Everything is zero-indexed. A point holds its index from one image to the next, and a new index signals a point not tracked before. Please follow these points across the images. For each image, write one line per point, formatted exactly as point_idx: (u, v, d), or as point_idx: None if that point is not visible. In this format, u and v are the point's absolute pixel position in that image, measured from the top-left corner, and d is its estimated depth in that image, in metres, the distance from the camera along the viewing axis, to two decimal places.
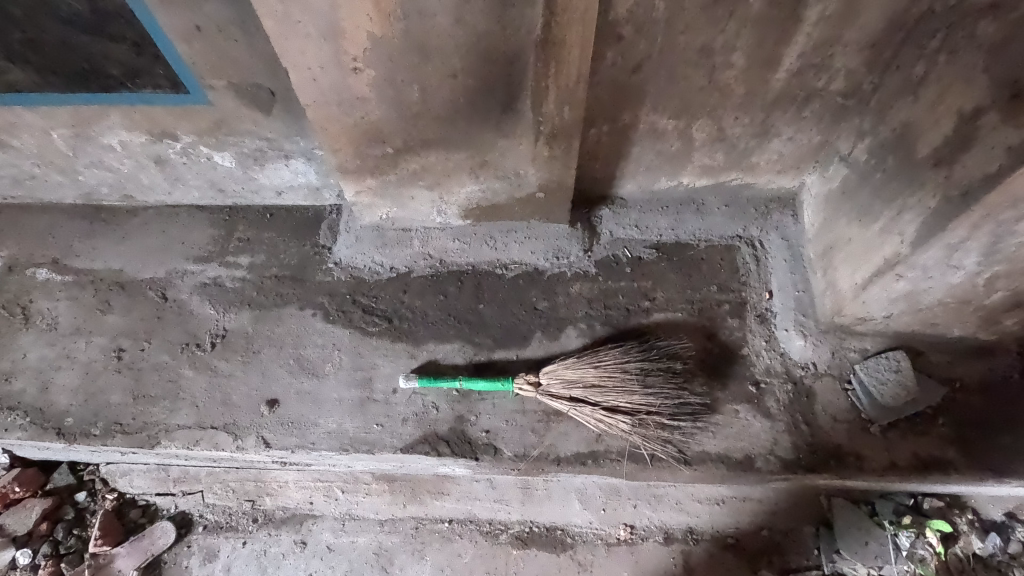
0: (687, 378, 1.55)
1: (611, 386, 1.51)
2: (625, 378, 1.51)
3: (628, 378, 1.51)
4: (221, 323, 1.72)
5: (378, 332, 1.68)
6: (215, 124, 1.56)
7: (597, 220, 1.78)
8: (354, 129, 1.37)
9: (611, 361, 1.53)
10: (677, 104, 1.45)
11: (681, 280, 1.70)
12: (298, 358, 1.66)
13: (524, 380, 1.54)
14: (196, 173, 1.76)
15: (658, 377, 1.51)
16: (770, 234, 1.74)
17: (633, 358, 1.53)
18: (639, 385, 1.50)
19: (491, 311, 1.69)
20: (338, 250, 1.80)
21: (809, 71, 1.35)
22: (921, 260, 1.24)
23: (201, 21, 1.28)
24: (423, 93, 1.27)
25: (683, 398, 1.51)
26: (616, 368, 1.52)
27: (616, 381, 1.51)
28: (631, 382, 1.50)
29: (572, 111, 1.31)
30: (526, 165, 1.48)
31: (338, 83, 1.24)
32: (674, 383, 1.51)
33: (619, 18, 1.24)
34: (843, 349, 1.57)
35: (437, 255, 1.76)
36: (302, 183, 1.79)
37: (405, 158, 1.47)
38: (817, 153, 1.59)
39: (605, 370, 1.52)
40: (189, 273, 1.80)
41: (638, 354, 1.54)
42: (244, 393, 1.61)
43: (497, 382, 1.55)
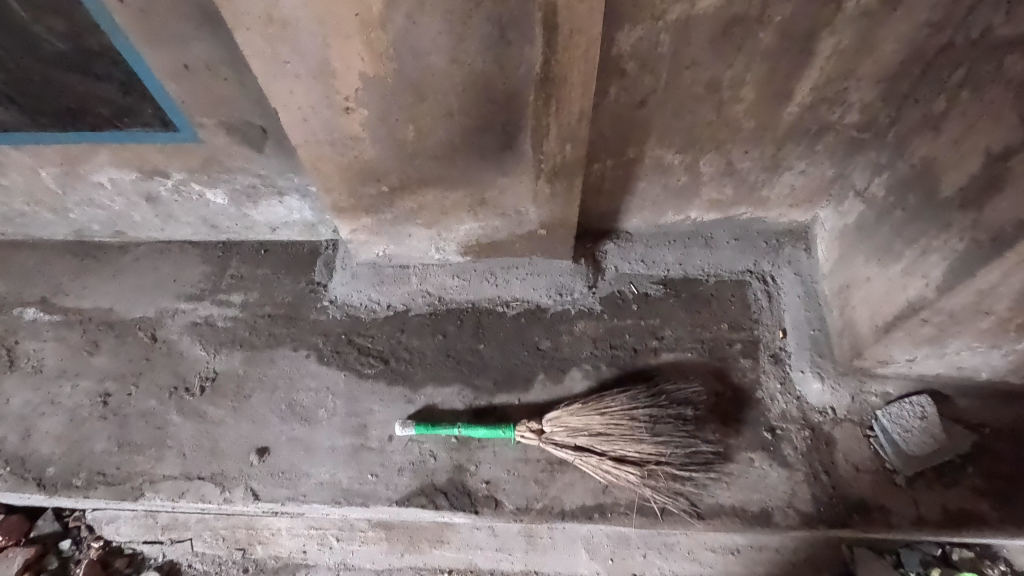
0: (698, 425, 1.47)
1: (618, 434, 1.43)
2: (633, 426, 1.43)
3: (636, 426, 1.43)
4: (211, 365, 1.66)
5: (374, 375, 1.61)
6: (207, 161, 1.51)
7: (601, 255, 1.72)
8: (348, 168, 1.32)
9: (618, 407, 1.45)
10: (684, 138, 1.39)
11: (690, 318, 1.63)
12: (290, 403, 1.59)
13: (527, 427, 1.47)
14: (189, 210, 1.71)
15: (668, 424, 1.44)
16: (782, 269, 1.66)
17: (641, 405, 1.46)
18: (647, 433, 1.43)
19: (491, 351, 1.62)
20: (334, 288, 1.74)
21: (822, 105, 1.29)
22: (949, 305, 1.16)
23: (189, 60, 1.23)
24: (418, 132, 1.22)
25: (695, 447, 1.43)
26: (624, 415, 1.44)
27: (624, 429, 1.43)
28: (639, 430, 1.43)
29: (575, 149, 1.26)
30: (526, 202, 1.42)
31: (330, 122, 1.19)
32: (684, 431, 1.44)
33: (622, 53, 1.19)
34: (864, 393, 1.48)
35: (435, 292, 1.70)
36: (297, 219, 1.74)
37: (401, 197, 1.42)
38: (830, 187, 1.52)
39: (612, 417, 1.44)
40: (180, 312, 1.75)
41: (647, 401, 1.46)
42: (233, 441, 1.54)
43: (498, 430, 1.47)
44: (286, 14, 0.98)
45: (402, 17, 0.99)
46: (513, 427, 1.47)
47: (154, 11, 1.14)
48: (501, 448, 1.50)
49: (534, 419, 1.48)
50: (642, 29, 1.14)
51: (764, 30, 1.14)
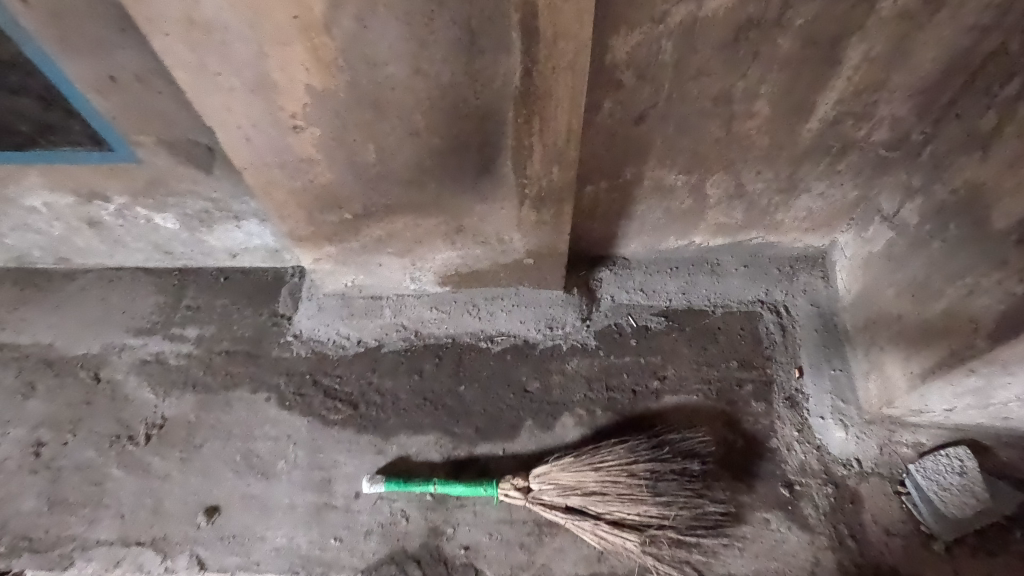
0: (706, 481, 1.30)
1: (615, 494, 1.26)
2: (632, 484, 1.26)
3: (636, 484, 1.26)
4: (159, 410, 1.48)
5: (341, 421, 1.44)
6: (149, 183, 1.34)
7: (596, 284, 1.55)
8: (303, 193, 1.15)
9: (616, 462, 1.28)
10: (688, 157, 1.22)
11: (695, 355, 1.46)
12: (246, 454, 1.41)
13: (512, 484, 1.30)
14: (137, 236, 1.54)
15: (672, 483, 1.27)
16: (797, 299, 1.49)
17: (641, 459, 1.29)
18: (648, 493, 1.25)
19: (473, 394, 1.44)
20: (298, 321, 1.56)
21: (847, 120, 1.12)
22: (1002, 356, 0.99)
23: (114, 71, 1.06)
24: (380, 153, 1.05)
25: (703, 508, 1.26)
26: (622, 472, 1.27)
27: (621, 489, 1.26)
28: (639, 490, 1.26)
29: (563, 172, 1.08)
30: (510, 230, 1.25)
31: (277, 143, 1.02)
32: (691, 489, 1.27)
33: (618, 62, 1.02)
34: (893, 444, 1.32)
35: (411, 326, 1.52)
36: (258, 245, 1.57)
37: (367, 225, 1.24)
38: (852, 210, 1.36)
39: (608, 473, 1.28)
40: (128, 348, 1.57)
41: (648, 454, 1.29)
42: (179, 499, 1.36)
43: (479, 487, 1.30)
44: (209, 16, 0.81)
45: (351, 20, 0.82)
46: (496, 484, 1.30)
47: (66, 13, 0.97)
48: (483, 507, 1.33)
49: (520, 475, 1.31)
50: (641, 34, 0.97)
51: (784, 35, 0.98)
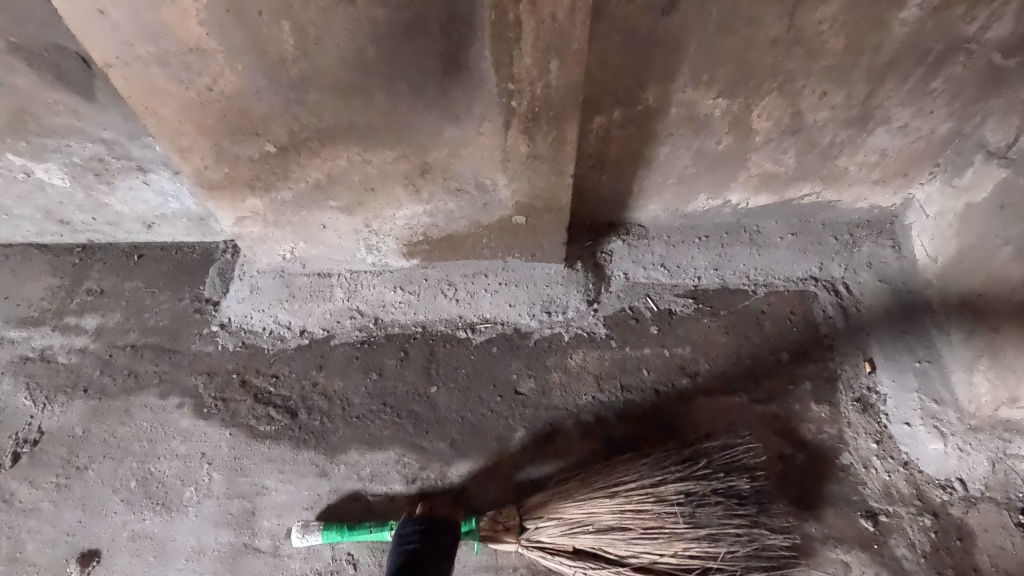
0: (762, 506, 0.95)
1: (640, 528, 0.93)
2: (663, 515, 0.93)
3: (667, 515, 0.93)
4: (37, 421, 1.13)
5: (273, 434, 1.09)
6: (17, 117, 1.02)
7: (605, 257, 1.21)
8: (201, 110, 0.82)
9: (638, 486, 0.95)
10: (732, 70, 0.91)
11: (735, 347, 1.12)
12: (144, 479, 1.06)
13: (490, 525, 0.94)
14: (19, 197, 1.21)
15: (716, 509, 0.93)
16: (862, 274, 1.17)
17: (672, 480, 0.95)
18: (686, 526, 0.92)
19: (447, 398, 1.10)
20: (228, 306, 1.22)
21: (956, 4, 0.82)
22: None
23: None
24: (302, 37, 0.73)
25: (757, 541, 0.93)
26: (646, 500, 0.94)
27: (648, 521, 0.93)
28: (672, 522, 0.92)
29: (566, 70, 0.77)
30: (492, 171, 0.93)
31: (147, 17, 0.70)
32: (742, 518, 0.93)
33: None
34: (1007, 459, 0.98)
35: (369, 311, 1.19)
36: (176, 210, 1.23)
37: (298, 162, 0.91)
38: (941, 151, 1.04)
39: (628, 502, 0.94)
40: (6, 342, 1.23)
41: (681, 472, 0.96)
42: (48, 542, 1.02)
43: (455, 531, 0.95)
44: None
45: None
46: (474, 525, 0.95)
47: None
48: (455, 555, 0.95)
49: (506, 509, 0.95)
50: None
51: None
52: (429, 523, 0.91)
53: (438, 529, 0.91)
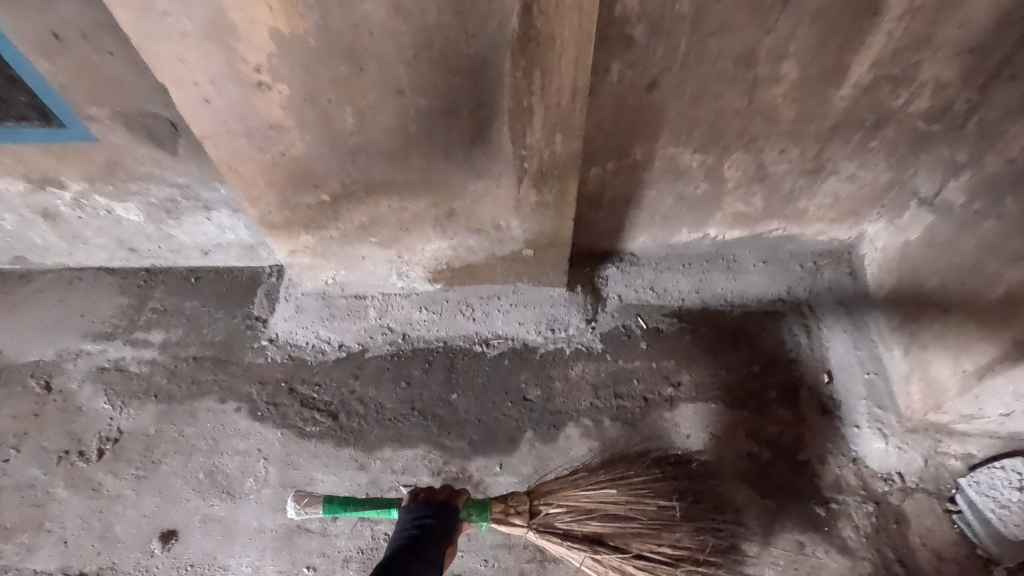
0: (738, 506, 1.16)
1: (643, 518, 1.10)
2: (661, 506, 1.11)
3: (664, 508, 1.12)
4: (116, 423, 1.32)
5: (318, 434, 1.28)
6: (107, 167, 1.22)
7: (601, 281, 1.40)
8: (274, 169, 1.02)
9: (637, 481, 1.14)
10: (705, 132, 1.10)
11: (712, 361, 1.31)
12: (210, 471, 1.25)
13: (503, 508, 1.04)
14: (98, 230, 1.41)
15: (696, 506, 1.15)
16: (822, 298, 1.36)
17: (664, 479, 1.17)
18: (678, 519, 1.11)
19: (466, 403, 1.29)
20: (275, 323, 1.41)
21: (884, 86, 1.00)
22: None
23: (58, 26, 0.93)
24: (359, 118, 0.92)
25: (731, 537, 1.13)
26: (648, 493, 1.13)
27: (650, 511, 1.11)
28: (669, 514, 1.11)
29: (567, 141, 0.96)
30: (507, 215, 1.12)
31: (240, 105, 0.89)
32: (718, 518, 1.14)
33: (629, 13, 0.90)
34: (939, 456, 1.17)
35: (398, 328, 1.38)
36: (230, 240, 1.42)
37: (347, 208, 1.11)
38: (883, 196, 1.23)
39: (633, 494, 1.12)
40: (84, 354, 1.42)
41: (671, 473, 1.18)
42: (132, 523, 1.20)
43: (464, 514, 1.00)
44: None
45: None
46: (488, 506, 1.02)
47: None
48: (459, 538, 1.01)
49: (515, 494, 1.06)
50: None
51: None
52: (434, 506, 0.96)
53: (443, 512, 0.95)
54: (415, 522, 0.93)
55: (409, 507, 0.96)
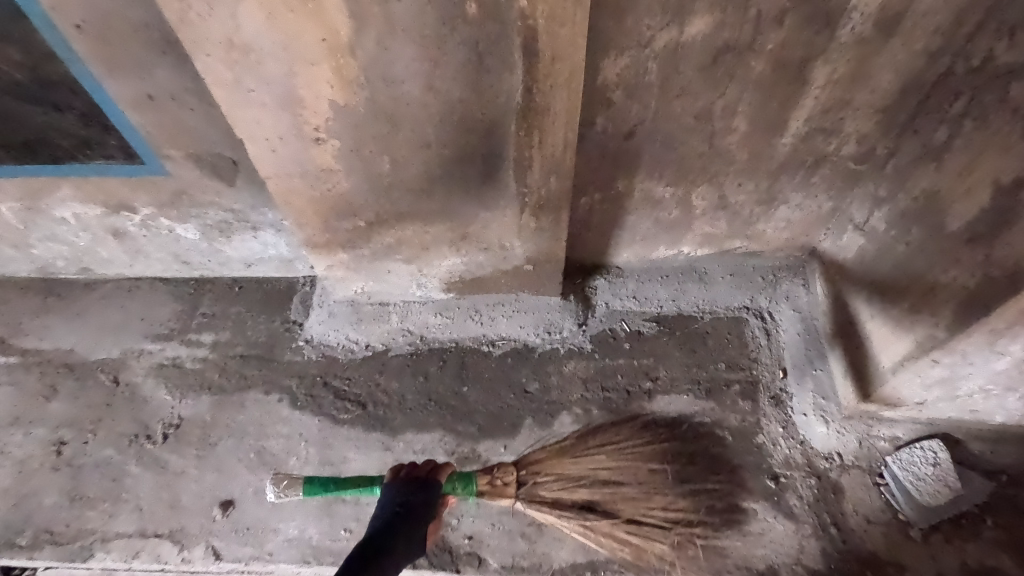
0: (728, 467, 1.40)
1: (628, 482, 1.34)
2: (653, 468, 1.37)
3: (653, 472, 1.36)
4: (176, 411, 1.55)
5: (350, 421, 1.51)
6: (175, 195, 1.44)
7: (591, 291, 1.63)
8: (321, 202, 1.24)
9: (626, 451, 1.38)
10: (675, 170, 1.34)
11: (685, 359, 1.54)
12: (260, 452, 1.48)
13: (488, 480, 1.25)
14: (158, 246, 1.63)
15: (691, 467, 1.39)
16: (780, 306, 1.58)
17: (664, 445, 1.40)
18: (670, 478, 1.36)
19: (476, 394, 1.52)
20: (310, 326, 1.64)
21: (818, 136, 1.23)
22: (961, 346, 1.07)
23: (152, 90, 1.16)
24: (394, 163, 1.15)
25: (721, 494, 1.37)
26: (641, 459, 1.37)
27: (636, 477, 1.35)
28: (658, 476, 1.35)
29: (560, 181, 1.19)
30: (511, 237, 1.35)
31: (300, 154, 1.12)
32: (715, 478, 1.38)
33: (609, 82, 1.14)
34: (871, 439, 1.40)
35: (417, 331, 1.60)
36: (272, 255, 1.65)
37: (379, 231, 1.34)
38: (827, 221, 1.46)
39: (624, 461, 1.36)
40: (146, 352, 1.64)
41: (667, 436, 1.43)
42: (196, 494, 1.43)
43: (451, 484, 1.22)
44: (248, 39, 0.91)
45: (373, 42, 0.93)
46: (472, 477, 1.23)
47: (117, 38, 1.06)
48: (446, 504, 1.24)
49: (501, 467, 1.27)
50: (629, 57, 1.09)
51: (756, 59, 1.09)
52: (405, 486, 1.16)
53: (419, 485, 1.17)
54: (395, 497, 1.15)
55: (390, 483, 1.18)
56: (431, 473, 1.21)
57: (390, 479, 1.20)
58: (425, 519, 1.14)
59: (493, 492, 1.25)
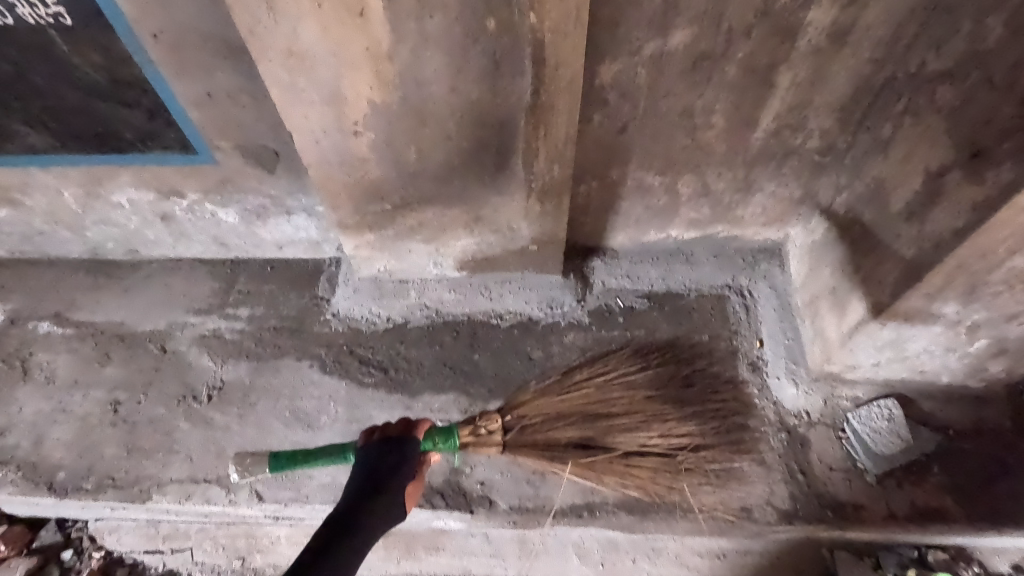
0: (729, 394, 1.57)
1: (624, 415, 1.49)
2: (648, 397, 1.52)
3: (652, 404, 1.51)
4: (219, 375, 1.73)
5: (374, 383, 1.69)
6: (221, 182, 1.64)
7: (589, 271, 1.81)
8: (354, 187, 1.43)
9: (617, 386, 1.54)
10: (663, 161, 1.52)
11: (674, 329, 1.70)
12: (294, 410, 1.66)
13: (470, 431, 1.38)
14: (200, 229, 1.82)
15: (691, 392, 1.55)
16: (758, 284, 1.76)
17: (661, 378, 1.56)
18: (667, 404, 1.52)
19: (486, 361, 1.71)
20: (337, 301, 1.81)
21: (785, 131, 1.43)
22: (902, 308, 1.28)
23: (212, 89, 1.39)
24: (419, 153, 1.34)
25: (724, 421, 1.53)
26: (637, 393, 1.52)
27: (632, 410, 1.50)
28: (658, 408, 1.50)
29: (562, 169, 1.38)
30: (519, 220, 1.54)
31: (340, 145, 1.31)
32: (720, 399, 1.56)
33: (605, 83, 1.32)
34: (835, 398, 1.57)
35: (433, 306, 1.78)
36: (302, 237, 1.84)
37: (403, 214, 1.53)
38: (798, 207, 1.65)
39: (617, 396, 1.52)
40: (189, 324, 1.82)
41: (660, 366, 1.59)
42: (240, 445, 1.62)
43: (433, 439, 1.33)
44: (304, 47, 1.10)
45: (408, 51, 1.12)
46: (453, 432, 1.34)
47: (186, 45, 1.30)
48: (428, 458, 1.35)
49: (484, 416, 1.41)
50: (620, 63, 1.28)
51: (729, 65, 1.29)
52: (375, 449, 1.27)
53: (392, 445, 1.27)
54: (369, 461, 1.26)
55: (364, 446, 1.29)
56: (405, 431, 1.31)
57: (365, 442, 1.31)
58: (400, 477, 1.24)
59: (478, 443, 1.39)
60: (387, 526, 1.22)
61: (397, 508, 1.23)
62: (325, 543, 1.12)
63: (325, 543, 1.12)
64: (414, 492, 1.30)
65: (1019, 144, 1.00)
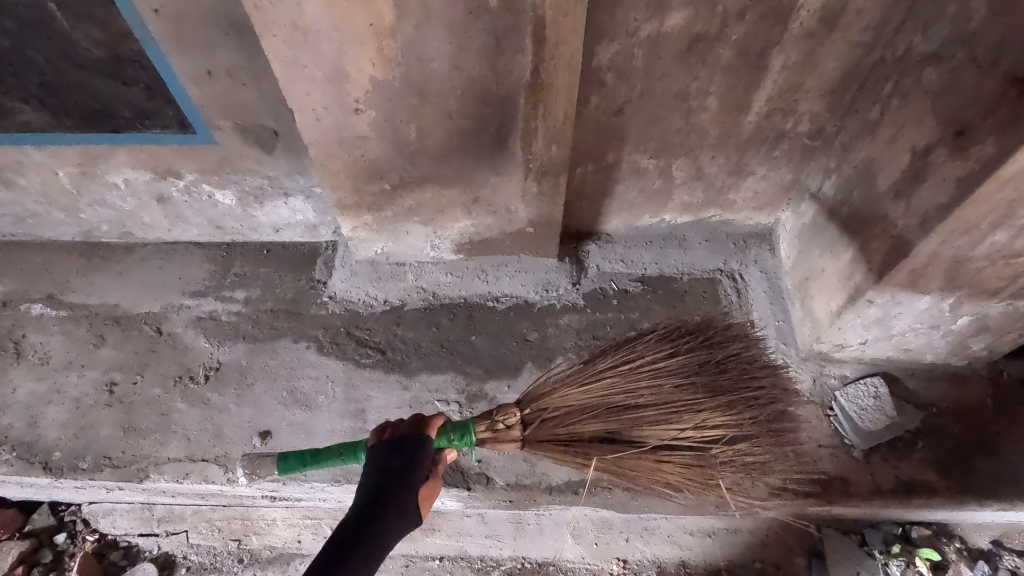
0: (766, 379, 1.47)
1: (651, 406, 1.41)
2: (678, 387, 1.42)
3: (682, 392, 1.41)
4: (215, 355, 1.73)
5: (372, 364, 1.69)
6: (218, 163, 1.65)
7: (584, 255, 1.83)
8: (354, 165, 1.44)
9: (644, 377, 1.45)
10: (657, 144, 1.56)
11: (667, 310, 1.72)
12: (291, 391, 1.66)
13: (488, 426, 1.35)
14: (197, 211, 1.82)
15: (727, 381, 1.44)
16: (749, 267, 1.79)
17: (692, 364, 1.46)
18: (700, 394, 1.41)
19: (483, 342, 1.70)
20: (333, 284, 1.82)
21: (777, 115, 1.47)
22: (889, 285, 1.33)
23: (212, 67, 1.41)
24: (420, 132, 1.36)
25: (761, 411, 1.42)
26: (665, 381, 1.43)
27: (661, 401, 1.41)
28: (690, 397, 1.41)
29: (560, 149, 1.40)
30: (516, 200, 1.56)
31: (341, 122, 1.32)
32: (757, 386, 1.45)
33: (602, 65, 1.36)
34: (824, 377, 1.61)
35: (429, 288, 1.78)
36: (299, 221, 1.85)
37: (402, 194, 1.54)
38: (788, 191, 1.69)
39: (644, 385, 1.43)
40: (184, 307, 1.81)
41: (689, 353, 1.49)
42: (237, 425, 1.62)
43: (446, 436, 1.30)
44: (308, 22, 1.12)
45: (411, 27, 1.14)
46: (469, 428, 1.30)
47: (186, 22, 1.31)
48: (444, 458, 1.36)
49: (501, 411, 1.37)
50: (618, 44, 1.31)
51: (723, 47, 1.32)
52: (386, 448, 1.26)
53: (402, 446, 1.25)
54: (378, 463, 1.24)
55: (375, 447, 1.27)
56: (416, 430, 1.29)
57: (375, 441, 1.30)
58: (409, 478, 1.22)
59: (495, 439, 1.35)
60: (400, 532, 1.21)
61: (411, 510, 1.22)
62: (335, 548, 1.11)
63: (338, 547, 1.11)
64: (427, 494, 1.28)
65: (1001, 121, 1.04)
